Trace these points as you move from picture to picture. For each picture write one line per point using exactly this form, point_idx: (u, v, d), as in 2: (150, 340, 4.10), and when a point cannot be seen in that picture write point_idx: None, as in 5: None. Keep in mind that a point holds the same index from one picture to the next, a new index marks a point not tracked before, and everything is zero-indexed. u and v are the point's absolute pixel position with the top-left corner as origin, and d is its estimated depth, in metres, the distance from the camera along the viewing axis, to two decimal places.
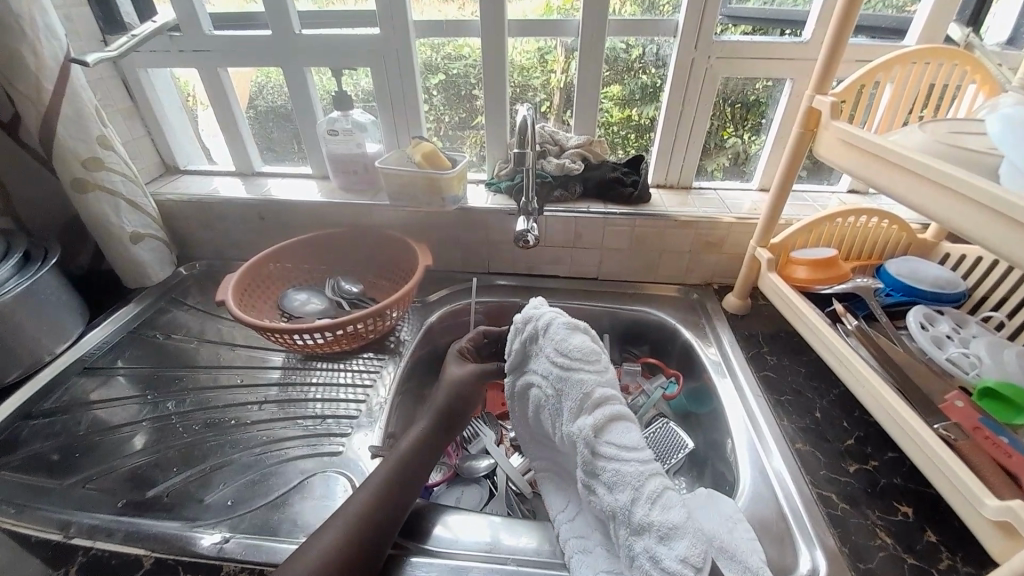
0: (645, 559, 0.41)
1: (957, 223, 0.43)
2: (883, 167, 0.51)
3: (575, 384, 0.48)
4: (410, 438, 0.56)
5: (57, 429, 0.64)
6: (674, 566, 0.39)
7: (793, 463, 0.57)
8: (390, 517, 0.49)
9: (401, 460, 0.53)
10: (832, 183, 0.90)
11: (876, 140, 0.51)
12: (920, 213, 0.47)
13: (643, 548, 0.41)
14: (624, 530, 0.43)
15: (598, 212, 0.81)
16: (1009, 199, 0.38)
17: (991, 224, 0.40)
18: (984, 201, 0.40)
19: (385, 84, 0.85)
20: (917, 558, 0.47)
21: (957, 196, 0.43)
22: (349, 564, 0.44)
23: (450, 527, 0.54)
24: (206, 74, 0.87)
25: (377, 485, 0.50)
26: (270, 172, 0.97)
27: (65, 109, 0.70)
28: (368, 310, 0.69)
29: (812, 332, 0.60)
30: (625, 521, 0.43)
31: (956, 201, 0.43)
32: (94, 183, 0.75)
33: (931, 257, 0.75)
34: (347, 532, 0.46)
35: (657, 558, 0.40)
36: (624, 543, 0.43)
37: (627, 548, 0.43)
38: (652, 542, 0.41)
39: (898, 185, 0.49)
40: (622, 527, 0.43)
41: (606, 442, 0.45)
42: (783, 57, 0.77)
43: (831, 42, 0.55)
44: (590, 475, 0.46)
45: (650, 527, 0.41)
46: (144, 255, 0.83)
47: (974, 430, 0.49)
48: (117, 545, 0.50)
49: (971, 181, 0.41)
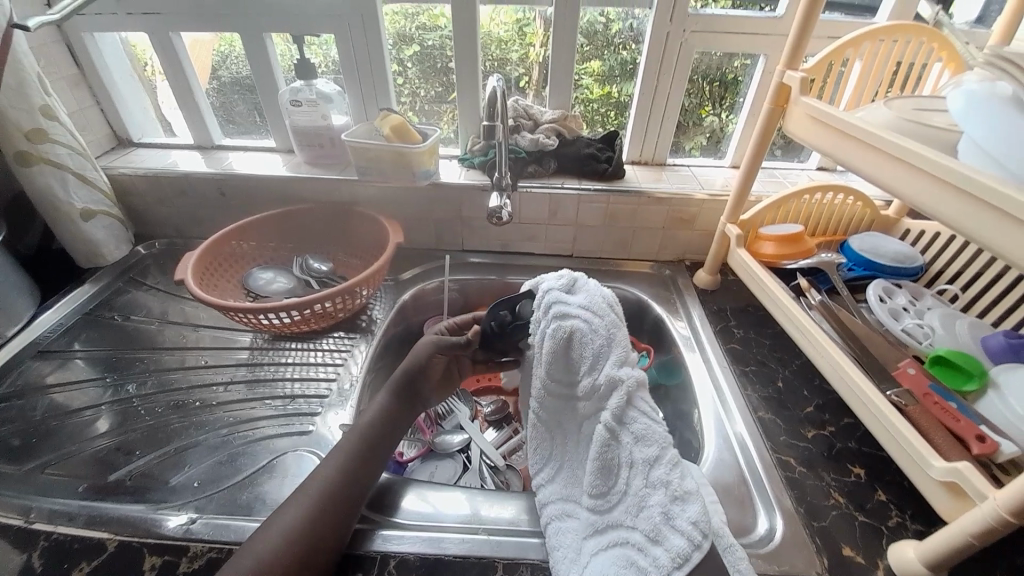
0: (655, 513, 0.43)
1: (925, 204, 0.44)
2: (854, 146, 0.51)
3: (623, 336, 0.53)
4: (372, 411, 0.56)
5: (11, 413, 0.61)
6: (685, 525, 0.41)
7: (756, 432, 0.59)
8: (359, 491, 0.49)
9: (365, 432, 0.53)
10: (803, 161, 0.91)
11: (848, 118, 0.50)
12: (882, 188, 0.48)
13: (657, 503, 0.43)
14: (637, 482, 0.45)
15: (572, 188, 0.81)
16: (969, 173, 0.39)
17: (949, 199, 0.41)
18: (942, 176, 0.41)
19: (354, 55, 0.81)
20: (868, 516, 0.50)
21: (926, 177, 0.43)
22: (318, 536, 0.44)
23: (421, 500, 0.54)
24: (160, 41, 0.82)
25: (344, 459, 0.50)
26: (233, 147, 0.93)
27: (6, 78, 0.65)
28: (338, 289, 0.67)
29: (776, 305, 0.62)
30: (641, 473, 0.45)
31: (917, 175, 0.44)
32: (39, 156, 0.70)
33: (893, 234, 0.77)
34: (311, 506, 0.46)
35: (671, 515, 0.42)
36: (634, 493, 0.45)
37: (634, 500, 0.45)
38: (667, 500, 0.43)
39: (866, 163, 0.50)
40: (637, 479, 0.45)
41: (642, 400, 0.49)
42: (757, 31, 0.76)
43: (802, 17, 0.55)
44: (616, 424, 0.48)
45: (664, 485, 0.44)
46: (97, 232, 0.79)
47: (925, 396, 0.51)
48: (80, 529, 0.48)
49: (932, 156, 0.42)
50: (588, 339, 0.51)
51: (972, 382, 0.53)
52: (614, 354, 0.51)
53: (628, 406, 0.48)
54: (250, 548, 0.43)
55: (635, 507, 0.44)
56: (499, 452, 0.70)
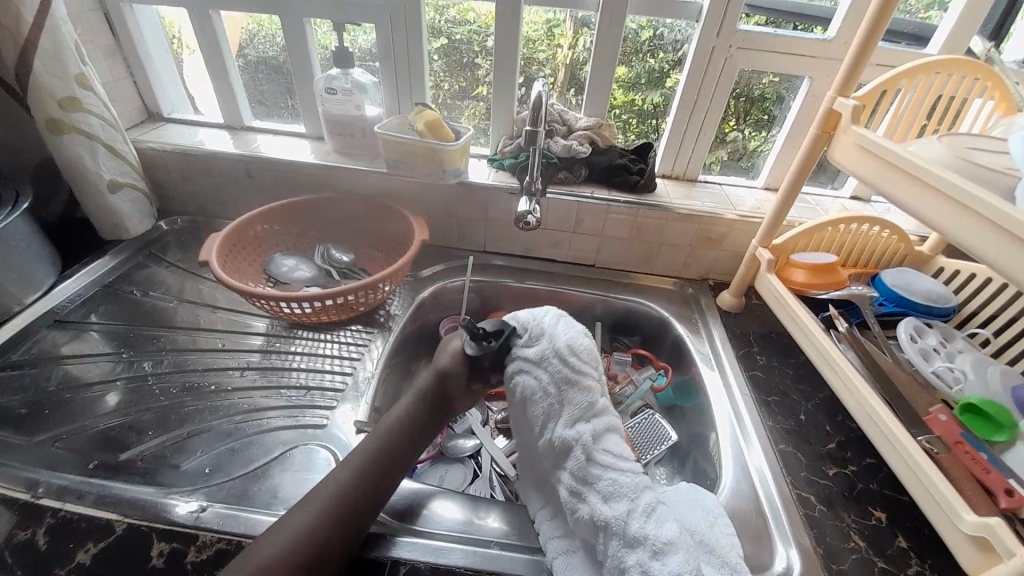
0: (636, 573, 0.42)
1: (965, 240, 0.43)
2: (913, 186, 0.48)
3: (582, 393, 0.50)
4: (397, 416, 0.53)
5: (24, 383, 0.61)
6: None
7: (776, 463, 0.58)
8: (371, 501, 0.47)
9: (392, 437, 0.51)
10: (837, 187, 0.90)
11: (908, 156, 0.48)
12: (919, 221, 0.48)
13: (636, 563, 0.42)
14: (614, 543, 0.44)
15: (601, 198, 0.80)
16: (1012, 213, 0.38)
17: (988, 237, 0.41)
18: (984, 212, 0.41)
19: (389, 46, 0.80)
20: (887, 562, 0.49)
21: (991, 226, 0.41)
22: (319, 549, 0.42)
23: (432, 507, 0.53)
24: (198, 17, 0.81)
25: (359, 466, 0.48)
26: (261, 129, 0.92)
27: (44, 42, 0.64)
28: (360, 283, 0.67)
29: (803, 334, 0.61)
30: (617, 534, 0.43)
31: (956, 211, 0.44)
32: (71, 124, 0.69)
33: (925, 271, 0.76)
34: (317, 517, 0.44)
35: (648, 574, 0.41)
36: (613, 556, 0.44)
37: (615, 561, 0.43)
38: (646, 557, 0.42)
39: (902, 193, 0.50)
40: (613, 540, 0.44)
41: (603, 451, 0.47)
42: (805, 52, 0.74)
43: (860, 43, 0.53)
44: (581, 483, 0.47)
45: (641, 542, 0.42)
46: (122, 205, 0.78)
47: (957, 443, 0.50)
48: (88, 508, 0.48)
49: (975, 193, 0.42)
50: (537, 399, 0.50)
51: (1002, 433, 0.52)
52: (578, 408, 0.49)
53: (587, 463, 0.47)
54: (251, 553, 0.41)
55: (617, 569, 0.43)
56: (510, 459, 0.68)
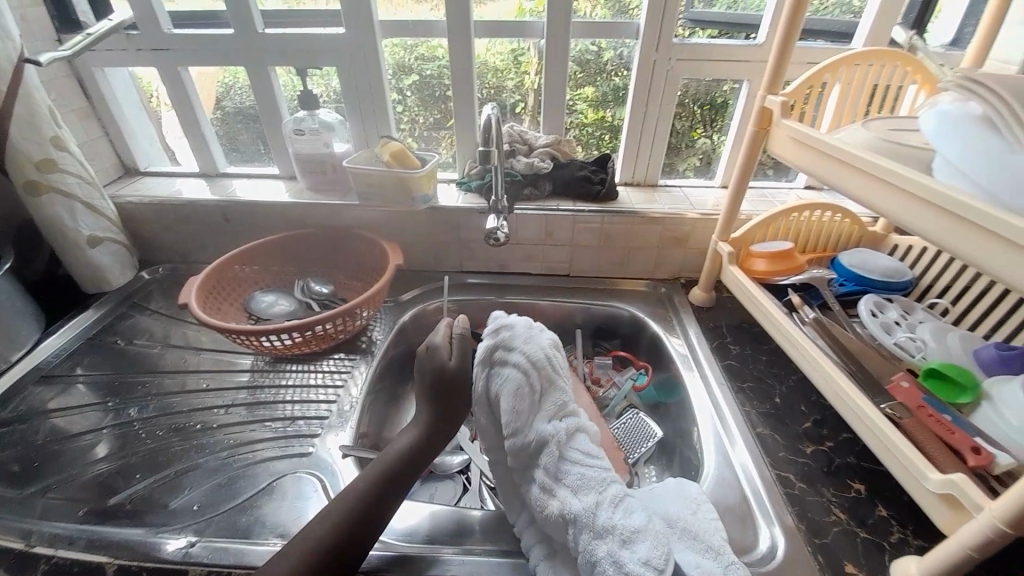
0: (608, 565, 0.42)
1: (891, 212, 0.47)
2: (851, 173, 0.51)
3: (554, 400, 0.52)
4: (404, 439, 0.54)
5: (12, 439, 0.61)
6: (635, 569, 0.41)
7: (754, 446, 0.59)
8: (370, 524, 0.47)
9: (390, 459, 0.52)
10: (791, 180, 0.94)
11: (842, 145, 0.51)
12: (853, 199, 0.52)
13: (606, 553, 0.42)
14: (584, 536, 0.44)
15: (567, 210, 0.83)
16: (928, 184, 0.42)
17: (910, 207, 0.44)
18: (905, 186, 0.44)
19: (353, 86, 0.85)
20: (869, 532, 0.50)
21: (924, 203, 0.43)
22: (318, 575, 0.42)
23: (405, 520, 0.54)
24: (169, 75, 0.85)
25: (365, 488, 0.49)
26: (237, 174, 0.96)
27: (18, 109, 0.67)
28: (338, 310, 0.69)
29: (770, 322, 0.63)
30: (586, 526, 0.44)
31: (882, 187, 0.47)
32: (49, 185, 0.72)
33: (882, 249, 0.79)
34: (325, 539, 0.44)
35: (620, 563, 0.41)
36: (583, 550, 0.44)
37: (586, 556, 0.43)
38: (615, 547, 0.42)
39: (834, 175, 0.53)
40: (583, 533, 0.44)
41: (574, 449, 0.49)
42: (740, 58, 0.79)
43: (780, 44, 0.58)
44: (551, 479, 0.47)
45: (611, 532, 0.43)
46: (102, 258, 0.80)
47: (919, 408, 0.52)
48: (79, 553, 0.48)
49: (894, 169, 0.45)
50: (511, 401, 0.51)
51: (966, 394, 0.54)
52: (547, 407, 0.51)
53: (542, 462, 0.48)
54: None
55: (590, 564, 0.43)
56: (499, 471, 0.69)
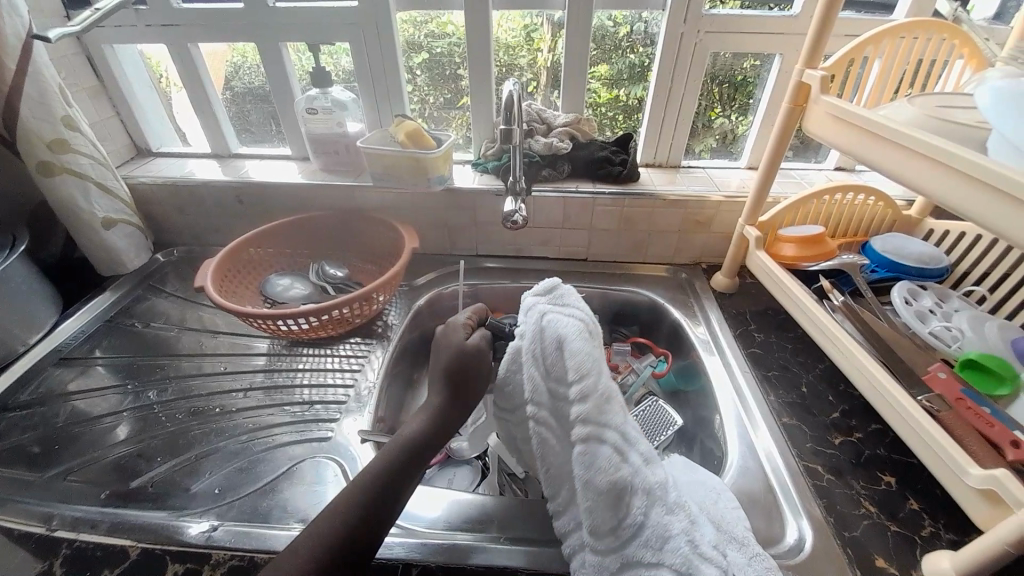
0: (681, 542, 0.41)
1: (933, 192, 0.44)
2: (911, 157, 0.46)
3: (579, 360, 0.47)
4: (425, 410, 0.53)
5: (33, 421, 0.62)
6: (712, 552, 0.40)
7: (781, 437, 0.58)
8: (379, 517, 0.44)
9: (404, 444, 0.49)
10: (820, 161, 0.90)
11: (905, 129, 0.46)
12: (889, 176, 0.49)
13: (682, 531, 0.42)
14: (657, 510, 0.42)
15: (587, 191, 0.80)
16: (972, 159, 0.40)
17: (951, 184, 0.42)
18: (948, 162, 0.42)
19: (367, 65, 0.82)
20: (899, 525, 0.49)
21: (987, 189, 0.39)
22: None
23: (418, 506, 0.54)
24: (178, 52, 0.83)
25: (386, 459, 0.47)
26: (249, 155, 0.94)
27: (28, 88, 0.66)
28: (354, 294, 0.67)
29: (798, 308, 0.61)
30: (659, 501, 0.43)
31: (921, 163, 0.45)
32: (61, 166, 0.71)
33: (915, 234, 0.76)
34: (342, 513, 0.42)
35: (697, 543, 0.41)
36: (654, 525, 0.42)
37: (657, 531, 0.42)
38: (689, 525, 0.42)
39: (870, 151, 0.51)
40: (656, 507, 0.43)
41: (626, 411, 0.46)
42: (775, 31, 0.75)
43: (823, 12, 0.54)
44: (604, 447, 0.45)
45: (681, 510, 0.43)
46: (117, 241, 0.80)
47: (957, 400, 0.50)
48: (102, 537, 0.49)
49: (937, 144, 0.43)
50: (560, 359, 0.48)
51: (1005, 387, 0.51)
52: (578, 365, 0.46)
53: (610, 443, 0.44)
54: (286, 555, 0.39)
55: (658, 540, 0.42)
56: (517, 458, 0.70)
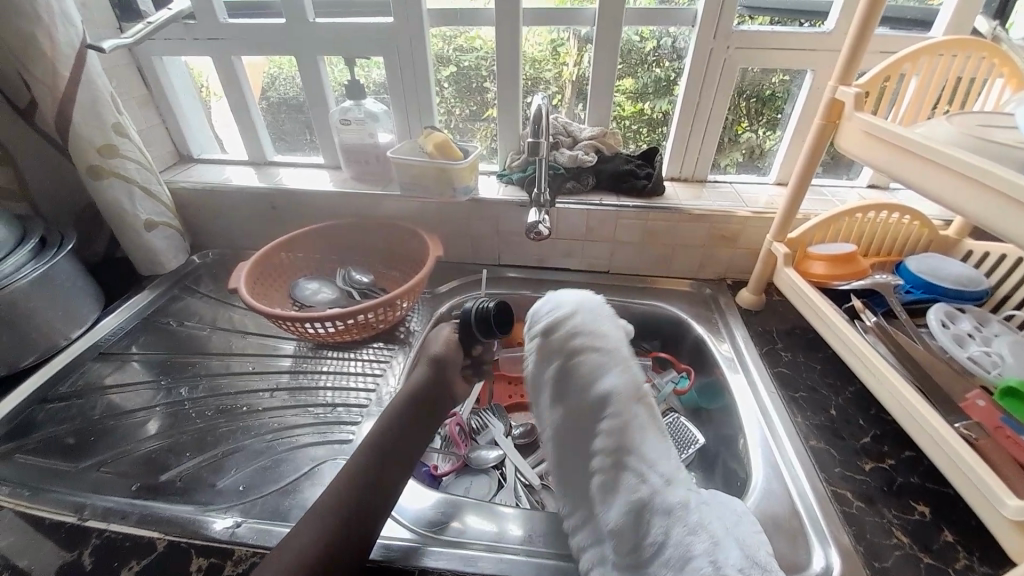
0: (703, 564, 0.39)
1: (973, 212, 0.43)
2: (950, 176, 0.45)
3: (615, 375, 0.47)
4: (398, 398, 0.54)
5: (71, 412, 0.65)
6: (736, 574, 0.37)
7: (808, 460, 0.56)
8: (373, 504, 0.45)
9: (383, 430, 0.50)
10: (852, 178, 0.88)
11: (944, 148, 0.45)
12: (925, 196, 0.48)
13: (704, 552, 0.39)
14: (678, 529, 0.41)
15: (610, 204, 0.80)
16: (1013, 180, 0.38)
17: (993, 205, 0.41)
18: (989, 182, 0.41)
19: (398, 78, 0.85)
20: (933, 558, 0.46)
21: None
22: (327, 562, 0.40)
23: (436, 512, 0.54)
24: (221, 64, 0.87)
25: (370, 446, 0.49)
26: (283, 162, 0.98)
27: (82, 96, 0.70)
28: (379, 300, 0.69)
29: (829, 329, 0.60)
30: (680, 520, 0.41)
31: (960, 183, 0.44)
32: (109, 170, 0.75)
33: (953, 255, 0.73)
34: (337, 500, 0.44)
35: (719, 565, 0.38)
36: (676, 544, 0.40)
37: (679, 551, 0.40)
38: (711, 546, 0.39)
39: (906, 169, 0.50)
40: (677, 526, 0.41)
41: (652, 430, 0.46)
42: (807, 46, 0.75)
43: (857, 30, 0.53)
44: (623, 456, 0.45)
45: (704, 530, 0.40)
46: (157, 242, 0.84)
47: (996, 428, 0.48)
48: (131, 527, 0.50)
49: (977, 163, 0.41)
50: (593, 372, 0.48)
51: None
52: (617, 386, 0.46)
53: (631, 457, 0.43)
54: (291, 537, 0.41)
55: (680, 560, 0.40)
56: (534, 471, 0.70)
